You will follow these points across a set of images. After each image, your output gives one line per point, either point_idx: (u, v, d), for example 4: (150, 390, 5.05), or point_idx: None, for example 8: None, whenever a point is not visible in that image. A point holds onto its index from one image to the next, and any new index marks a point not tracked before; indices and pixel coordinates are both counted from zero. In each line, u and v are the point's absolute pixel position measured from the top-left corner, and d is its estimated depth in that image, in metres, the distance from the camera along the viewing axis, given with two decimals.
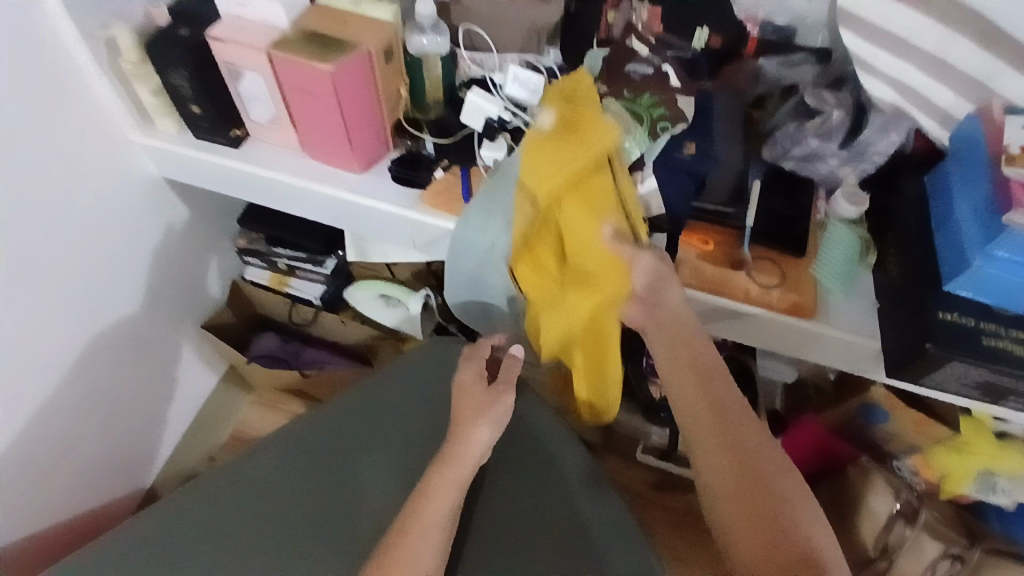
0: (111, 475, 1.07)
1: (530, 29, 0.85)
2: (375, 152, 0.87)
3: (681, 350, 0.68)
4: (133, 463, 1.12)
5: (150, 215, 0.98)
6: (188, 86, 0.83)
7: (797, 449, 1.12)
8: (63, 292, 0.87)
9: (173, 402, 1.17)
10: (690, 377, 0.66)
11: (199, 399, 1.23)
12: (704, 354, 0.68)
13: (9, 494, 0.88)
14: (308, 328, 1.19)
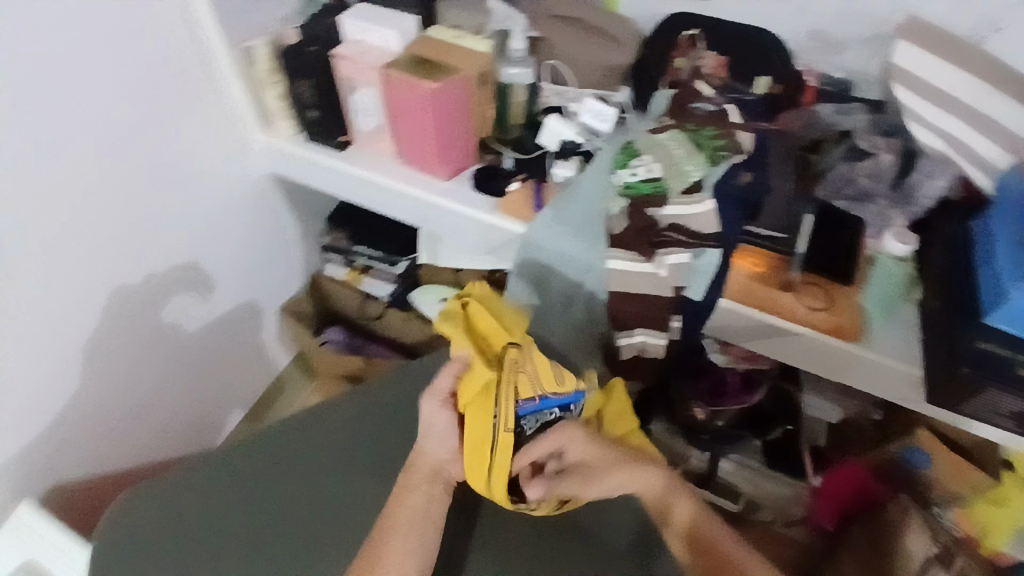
0: (185, 432, 1.18)
1: (605, 70, 0.96)
2: (460, 163, 0.98)
3: (657, 500, 0.76)
4: (204, 426, 1.22)
5: (254, 204, 1.13)
6: (311, 95, 0.97)
7: (837, 487, 1.10)
8: (170, 257, 1.01)
9: (246, 375, 1.28)
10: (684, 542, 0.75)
11: (268, 377, 1.35)
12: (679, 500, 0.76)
13: (99, 428, 1.00)
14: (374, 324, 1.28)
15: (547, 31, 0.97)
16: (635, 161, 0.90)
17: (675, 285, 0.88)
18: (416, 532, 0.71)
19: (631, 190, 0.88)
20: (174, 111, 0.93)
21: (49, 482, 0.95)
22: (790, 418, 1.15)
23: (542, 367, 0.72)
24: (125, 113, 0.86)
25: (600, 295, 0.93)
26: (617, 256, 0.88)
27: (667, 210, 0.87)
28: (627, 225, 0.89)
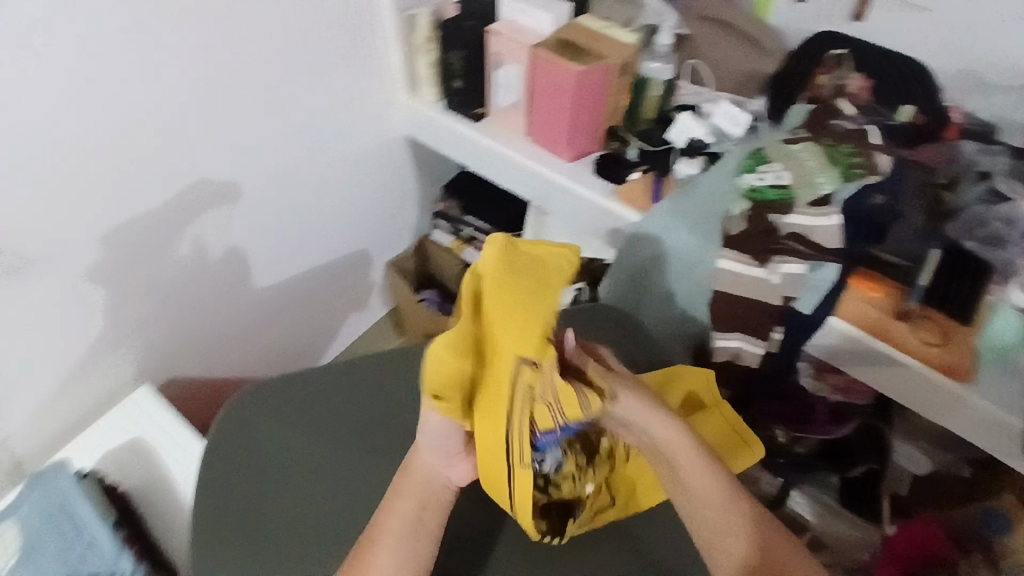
0: (284, 358, 1.27)
1: (749, 75, 0.99)
2: (585, 147, 1.02)
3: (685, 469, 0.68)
4: (301, 357, 1.31)
5: (387, 161, 1.22)
6: (459, 65, 1.05)
7: (904, 543, 1.04)
8: (303, 191, 1.10)
9: (346, 319, 1.36)
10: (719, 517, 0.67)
11: (363, 326, 1.42)
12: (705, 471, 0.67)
13: (215, 333, 1.10)
14: None
15: (695, 31, 1.01)
16: (763, 167, 0.91)
17: (785, 295, 0.88)
18: (404, 542, 0.64)
19: (757, 194, 0.89)
20: (337, 63, 1.03)
21: (168, 370, 1.06)
22: (873, 459, 1.08)
23: (566, 395, 0.58)
24: (296, 57, 0.97)
25: (704, 292, 0.93)
26: (727, 257, 0.89)
27: (791, 219, 0.87)
28: (746, 228, 0.89)
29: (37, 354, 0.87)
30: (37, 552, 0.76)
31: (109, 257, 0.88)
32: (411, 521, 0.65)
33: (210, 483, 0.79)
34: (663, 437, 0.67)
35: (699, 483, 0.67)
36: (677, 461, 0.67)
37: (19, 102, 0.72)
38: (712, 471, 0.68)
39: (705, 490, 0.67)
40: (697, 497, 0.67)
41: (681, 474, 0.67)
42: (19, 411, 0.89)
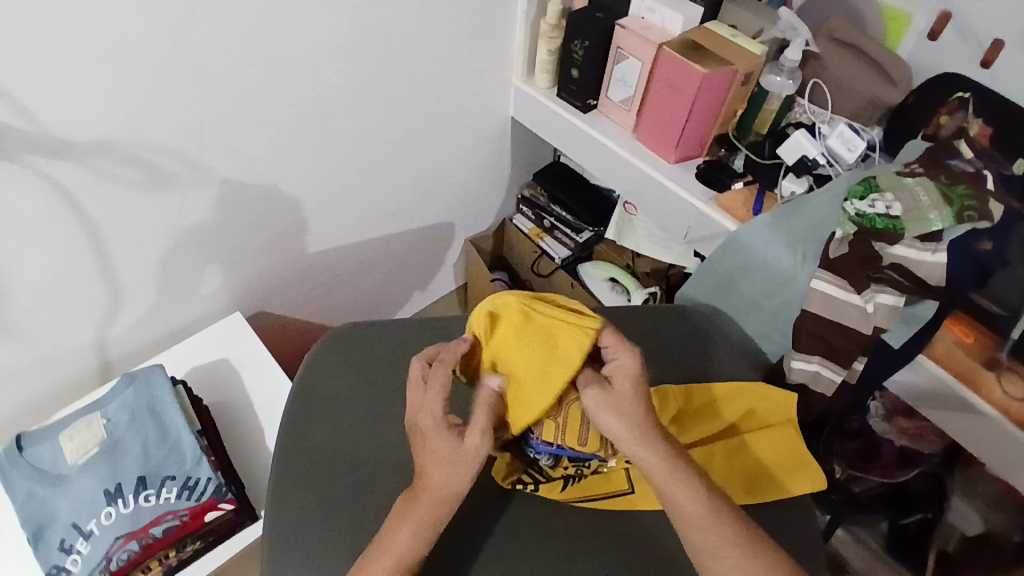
0: (362, 312, 1.35)
1: (869, 101, 1.02)
2: (690, 151, 1.07)
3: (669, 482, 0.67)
4: (375, 314, 1.39)
5: (488, 139, 1.27)
6: (581, 54, 1.08)
7: None
8: (417, 159, 1.17)
9: (423, 284, 1.45)
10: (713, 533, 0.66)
11: (435, 294, 1.51)
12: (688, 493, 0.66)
13: (315, 276, 1.18)
14: (541, 280, 1.41)
15: (824, 52, 1.04)
16: (873, 195, 0.87)
17: (877, 325, 0.85)
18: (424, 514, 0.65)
19: (863, 219, 0.85)
20: (468, 41, 1.07)
21: (265, 299, 1.13)
22: (929, 508, 1.11)
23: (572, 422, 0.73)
24: (439, 31, 1.01)
25: (792, 311, 0.91)
26: (823, 278, 0.86)
27: (894, 248, 0.84)
28: (847, 252, 0.85)
29: (158, 267, 0.93)
30: (120, 448, 0.80)
31: (235, 189, 0.94)
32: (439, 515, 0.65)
33: (300, 405, 0.82)
34: (642, 454, 0.67)
35: (681, 501, 0.66)
36: (656, 478, 0.67)
37: (197, 31, 0.76)
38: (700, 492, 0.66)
39: (690, 509, 0.66)
40: (682, 514, 0.66)
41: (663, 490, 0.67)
42: (130, 315, 0.96)
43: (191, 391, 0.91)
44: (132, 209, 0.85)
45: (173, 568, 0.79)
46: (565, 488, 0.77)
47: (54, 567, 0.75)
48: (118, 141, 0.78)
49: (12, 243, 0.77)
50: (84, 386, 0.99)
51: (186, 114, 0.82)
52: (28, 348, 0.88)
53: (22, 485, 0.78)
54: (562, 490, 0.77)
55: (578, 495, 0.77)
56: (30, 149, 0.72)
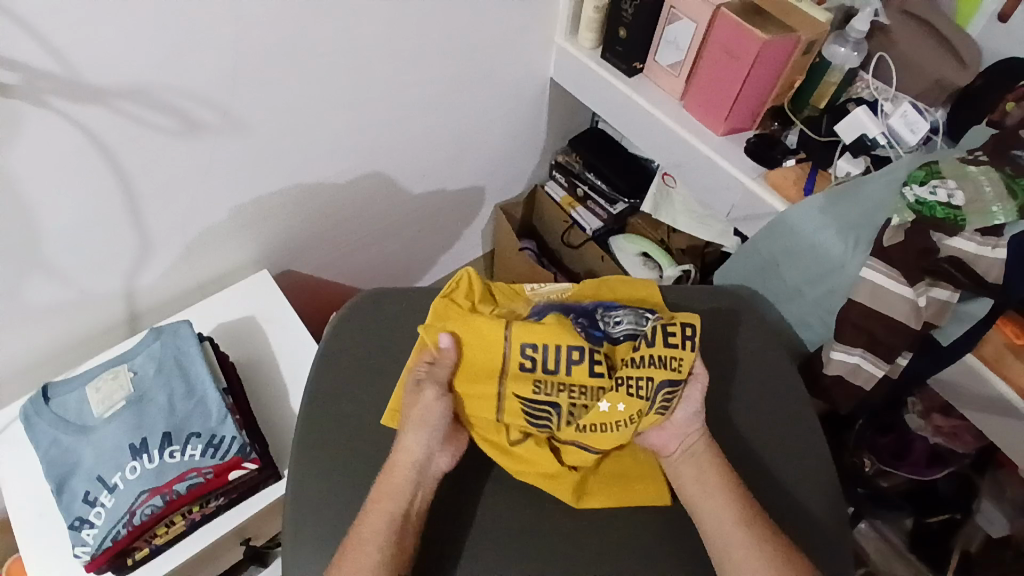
0: (388, 275, 1.34)
1: (935, 82, 0.95)
2: (741, 124, 1.02)
3: (704, 471, 0.69)
4: (401, 277, 1.38)
5: (526, 101, 1.22)
6: (631, 13, 1.02)
7: None
8: (452, 117, 1.12)
9: (450, 249, 1.42)
10: (719, 498, 0.68)
11: (461, 261, 1.49)
12: (714, 477, 0.69)
13: (348, 238, 1.17)
14: (571, 251, 1.39)
15: (893, 24, 0.97)
16: (933, 181, 0.81)
17: (926, 320, 0.81)
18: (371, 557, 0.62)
19: (922, 207, 0.80)
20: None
21: (295, 259, 1.12)
22: (958, 509, 1.09)
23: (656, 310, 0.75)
24: None
25: (838, 299, 0.88)
26: (874, 267, 0.82)
27: (953, 240, 0.78)
28: (902, 241, 0.80)
29: (186, 219, 0.91)
30: (146, 402, 0.79)
31: (265, 142, 0.91)
32: (389, 503, 0.65)
33: (328, 362, 0.80)
34: (684, 446, 0.71)
35: (702, 492, 0.68)
36: (687, 466, 0.70)
37: None
38: (727, 500, 0.67)
39: (716, 502, 0.67)
40: (713, 503, 0.67)
41: (694, 476, 0.69)
42: (159, 267, 0.95)
43: (216, 347, 0.90)
44: (163, 158, 0.82)
45: (197, 521, 0.80)
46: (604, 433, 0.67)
47: (77, 518, 0.75)
48: (148, 87, 0.75)
49: (39, 188, 0.75)
50: (112, 335, 0.99)
51: (220, 60, 0.78)
52: (54, 296, 0.87)
53: (46, 433, 0.78)
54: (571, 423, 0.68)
55: (597, 424, 0.66)
56: (59, 94, 0.69)
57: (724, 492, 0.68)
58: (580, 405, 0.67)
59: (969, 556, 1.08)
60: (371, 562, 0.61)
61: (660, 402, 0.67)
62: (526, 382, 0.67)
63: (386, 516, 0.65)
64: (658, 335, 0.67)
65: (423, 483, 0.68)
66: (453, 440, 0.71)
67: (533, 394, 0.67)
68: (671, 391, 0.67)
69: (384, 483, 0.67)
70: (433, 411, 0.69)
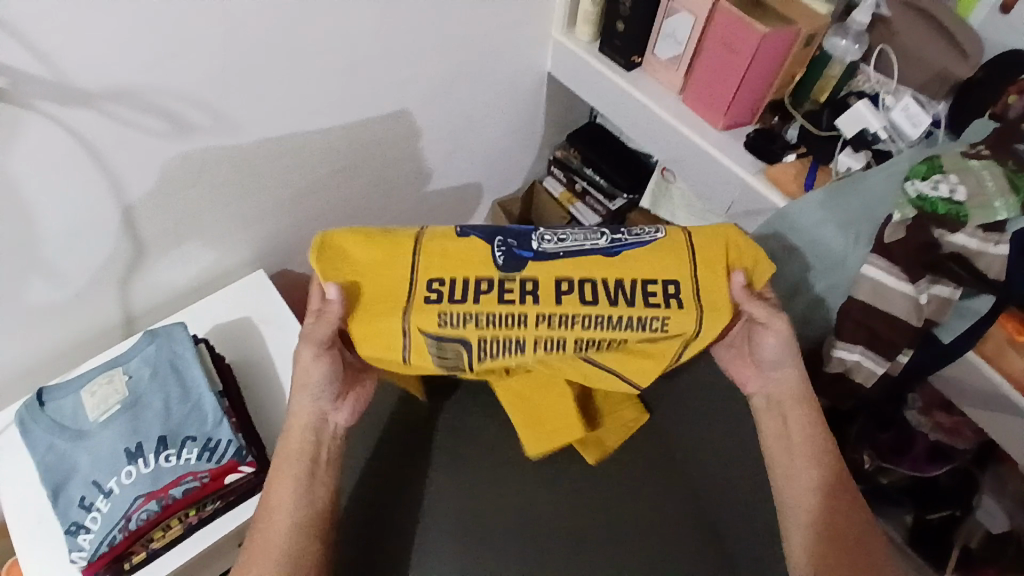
0: None
1: (938, 74, 0.94)
2: (741, 118, 1.01)
3: (790, 424, 0.74)
4: None
5: (523, 96, 1.21)
6: (628, 6, 1.01)
7: None
8: (448, 114, 1.11)
9: None
10: (806, 454, 0.73)
11: None
12: (804, 431, 0.74)
13: None
14: None
15: (894, 16, 0.96)
16: (936, 176, 0.79)
17: (926, 317, 0.81)
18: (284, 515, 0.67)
19: (923, 203, 0.78)
20: None
21: (291, 258, 1.11)
22: (958, 505, 1.09)
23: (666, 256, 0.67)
24: None
25: (839, 296, 0.88)
26: (874, 264, 0.81)
27: (954, 237, 0.77)
28: (902, 238, 0.79)
29: (180, 221, 0.90)
30: (142, 406, 0.79)
31: (259, 141, 0.89)
32: (293, 466, 0.69)
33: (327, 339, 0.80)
34: (780, 395, 0.75)
35: (794, 444, 0.73)
36: (784, 415, 0.75)
37: None
38: (818, 463, 0.72)
39: (805, 454, 0.73)
40: (803, 456, 0.73)
41: (788, 426, 0.74)
42: (153, 268, 0.94)
43: (212, 349, 0.89)
44: (155, 159, 0.81)
45: (194, 525, 0.80)
46: (500, 357, 0.67)
47: (73, 523, 0.75)
48: (138, 89, 0.73)
49: (29, 192, 0.74)
50: (107, 338, 0.98)
51: (211, 59, 0.77)
52: (48, 300, 0.86)
53: (42, 438, 0.77)
54: (474, 356, 0.67)
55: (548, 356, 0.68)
56: (46, 96, 0.68)
57: (818, 453, 0.73)
58: (518, 342, 0.66)
59: (969, 551, 1.08)
60: (282, 525, 0.66)
61: (639, 338, 0.66)
62: (433, 315, 0.64)
63: (291, 477, 0.69)
64: (637, 282, 0.65)
65: (322, 436, 0.72)
66: (350, 392, 0.74)
67: (439, 329, 0.64)
68: (656, 331, 0.65)
69: (286, 445, 0.71)
70: (318, 373, 0.69)
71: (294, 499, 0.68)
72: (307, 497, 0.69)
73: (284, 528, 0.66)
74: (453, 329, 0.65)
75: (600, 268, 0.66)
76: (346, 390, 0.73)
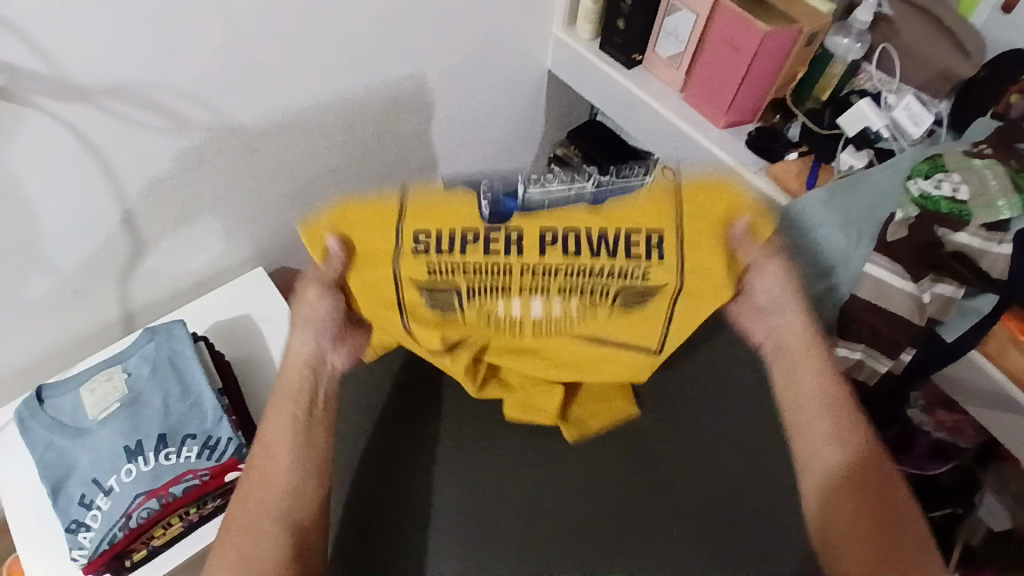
0: None
1: (940, 73, 0.94)
2: (742, 116, 1.01)
3: (803, 370, 0.73)
4: None
5: (524, 94, 1.20)
6: (630, 4, 1.01)
7: None
8: (449, 111, 1.11)
9: None
10: (828, 407, 0.71)
11: None
12: (819, 380, 0.72)
13: None
14: None
15: (897, 14, 0.95)
16: (939, 174, 0.80)
17: (930, 316, 0.80)
18: (285, 451, 0.67)
19: (927, 201, 0.79)
20: None
21: (292, 255, 1.11)
22: (959, 503, 1.08)
23: (691, 234, 0.63)
24: None
25: (842, 294, 0.86)
26: (877, 262, 0.81)
27: (958, 235, 0.77)
28: (906, 235, 0.79)
29: (180, 217, 0.90)
30: (142, 404, 0.78)
31: (259, 137, 0.89)
32: (293, 402, 0.69)
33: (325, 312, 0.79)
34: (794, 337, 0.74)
35: (815, 394, 0.72)
36: (796, 362, 0.73)
37: None
38: (839, 416, 0.70)
39: (824, 405, 0.71)
40: (820, 407, 0.71)
41: (799, 378, 0.73)
42: (152, 266, 0.94)
43: (212, 346, 0.89)
44: (156, 156, 0.81)
45: (194, 523, 0.79)
46: (488, 306, 0.67)
47: (73, 521, 0.75)
48: (137, 85, 0.73)
49: (30, 189, 0.74)
50: (106, 336, 0.97)
51: (212, 55, 0.77)
52: (49, 298, 0.86)
53: (41, 436, 0.77)
54: (466, 303, 0.67)
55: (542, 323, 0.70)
56: (47, 92, 0.68)
57: (840, 404, 0.71)
58: (506, 292, 0.66)
59: (970, 550, 1.08)
60: (279, 460, 0.66)
61: (627, 304, 0.67)
62: (421, 264, 0.64)
63: (286, 412, 0.69)
64: (621, 232, 0.62)
65: (318, 378, 0.71)
66: (348, 338, 0.74)
67: (428, 278, 0.64)
68: (641, 295, 0.66)
69: (283, 380, 0.71)
70: (313, 305, 0.69)
71: (293, 435, 0.68)
72: (302, 437, 0.68)
73: (275, 471, 0.66)
74: (441, 277, 0.65)
75: (588, 215, 0.62)
76: (346, 336, 0.74)
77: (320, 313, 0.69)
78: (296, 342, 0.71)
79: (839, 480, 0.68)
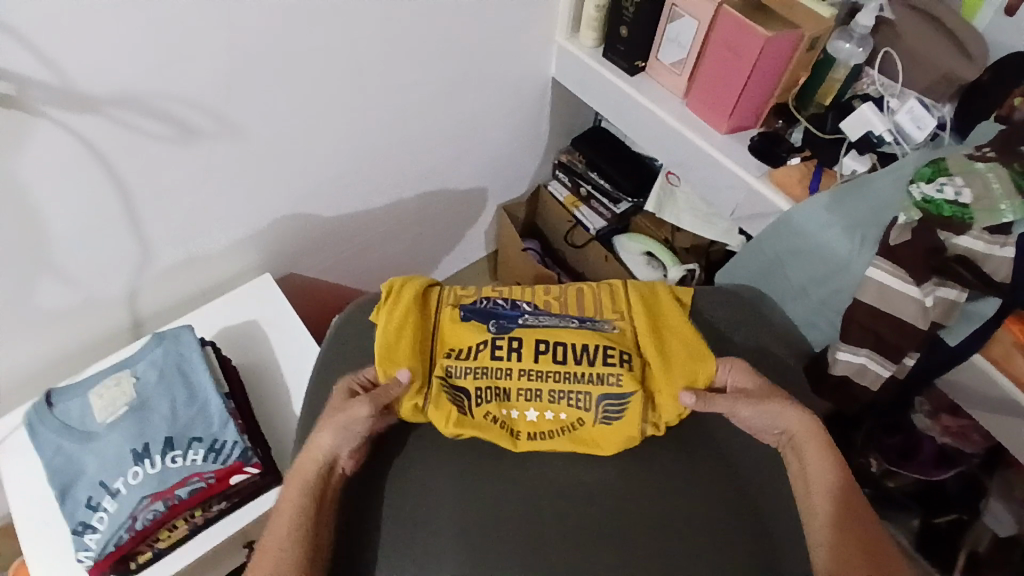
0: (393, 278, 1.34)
1: (942, 77, 0.94)
2: (745, 122, 1.01)
3: (804, 458, 0.74)
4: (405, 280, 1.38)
5: (527, 102, 1.21)
6: (632, 12, 1.01)
7: None
8: (454, 119, 1.12)
9: (454, 251, 1.42)
10: (825, 489, 0.72)
11: (465, 261, 1.49)
12: (815, 466, 0.73)
13: (352, 240, 1.17)
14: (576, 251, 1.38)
15: (899, 19, 0.96)
16: (942, 178, 0.80)
17: (933, 320, 0.80)
18: (292, 532, 0.67)
19: (929, 205, 0.79)
20: None
21: (299, 261, 1.12)
22: (966, 509, 1.09)
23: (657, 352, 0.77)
24: None
25: (845, 299, 0.87)
26: (880, 267, 0.81)
27: (960, 239, 0.77)
28: (909, 240, 0.79)
29: (187, 224, 0.91)
30: (148, 408, 0.79)
31: (265, 145, 0.90)
32: (308, 488, 0.69)
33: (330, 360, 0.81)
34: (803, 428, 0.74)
35: (811, 475, 0.73)
36: (802, 447, 0.74)
37: None
38: (832, 496, 0.72)
39: (820, 488, 0.72)
40: (815, 487, 0.72)
41: (805, 465, 0.74)
42: (160, 273, 0.95)
43: (218, 351, 0.90)
44: (163, 164, 0.82)
45: (198, 526, 0.80)
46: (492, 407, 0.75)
47: (80, 523, 0.75)
48: (143, 94, 0.74)
49: (41, 198, 0.75)
50: (114, 341, 0.99)
51: (217, 65, 0.78)
52: (60, 305, 0.87)
53: (49, 440, 0.78)
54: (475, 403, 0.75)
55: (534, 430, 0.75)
56: (56, 103, 0.69)
57: (834, 487, 0.72)
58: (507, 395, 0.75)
59: (978, 557, 1.07)
60: (286, 533, 0.67)
61: (602, 416, 0.74)
62: (444, 364, 0.75)
63: (302, 498, 0.69)
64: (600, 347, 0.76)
65: (327, 482, 0.71)
66: (363, 448, 0.73)
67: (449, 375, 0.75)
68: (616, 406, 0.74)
69: (299, 468, 0.71)
70: (348, 414, 0.71)
71: (295, 533, 0.67)
72: (309, 520, 0.68)
73: (288, 553, 0.65)
74: (461, 373, 0.75)
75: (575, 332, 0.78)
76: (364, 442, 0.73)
77: (351, 418, 0.71)
78: (318, 438, 0.71)
79: (835, 559, 0.68)
